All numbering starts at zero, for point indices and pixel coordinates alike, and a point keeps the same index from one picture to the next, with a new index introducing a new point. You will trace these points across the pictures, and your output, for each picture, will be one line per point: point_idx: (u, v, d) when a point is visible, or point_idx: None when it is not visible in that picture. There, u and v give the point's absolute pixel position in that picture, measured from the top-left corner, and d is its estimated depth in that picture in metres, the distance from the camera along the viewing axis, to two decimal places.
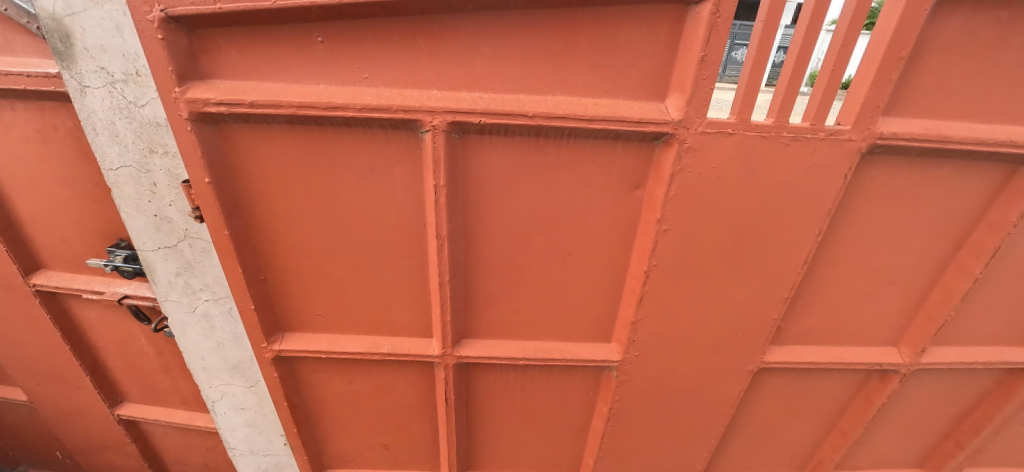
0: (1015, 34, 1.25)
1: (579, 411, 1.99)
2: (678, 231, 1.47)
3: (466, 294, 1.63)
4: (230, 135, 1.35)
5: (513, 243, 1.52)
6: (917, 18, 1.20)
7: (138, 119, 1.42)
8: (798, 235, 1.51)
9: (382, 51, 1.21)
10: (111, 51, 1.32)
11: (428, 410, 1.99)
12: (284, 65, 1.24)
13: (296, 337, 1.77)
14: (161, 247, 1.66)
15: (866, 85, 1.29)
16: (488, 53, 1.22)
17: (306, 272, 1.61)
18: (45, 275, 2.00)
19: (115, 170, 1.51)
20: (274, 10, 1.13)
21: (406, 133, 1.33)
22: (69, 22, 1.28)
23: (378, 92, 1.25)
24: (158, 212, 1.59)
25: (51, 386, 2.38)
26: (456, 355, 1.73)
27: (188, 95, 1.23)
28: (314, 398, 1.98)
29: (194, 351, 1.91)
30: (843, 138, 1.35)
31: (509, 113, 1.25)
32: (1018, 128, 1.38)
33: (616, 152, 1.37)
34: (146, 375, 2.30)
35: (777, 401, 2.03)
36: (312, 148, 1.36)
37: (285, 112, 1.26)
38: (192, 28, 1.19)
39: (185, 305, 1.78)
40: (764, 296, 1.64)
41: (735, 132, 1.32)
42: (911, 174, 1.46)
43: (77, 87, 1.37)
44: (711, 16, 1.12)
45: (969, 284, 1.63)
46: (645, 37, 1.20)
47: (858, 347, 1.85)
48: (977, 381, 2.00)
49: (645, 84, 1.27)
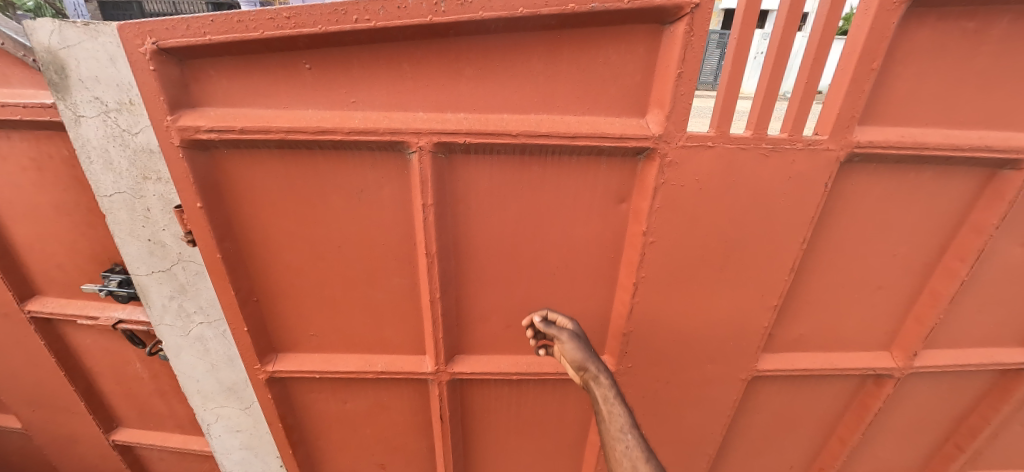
0: (982, 43, 1.30)
1: (576, 425, 1.99)
2: (663, 242, 1.50)
3: (458, 310, 1.65)
4: (222, 161, 1.38)
5: (503, 259, 1.54)
6: (886, 31, 1.24)
7: (131, 147, 1.44)
8: (782, 243, 1.53)
9: (369, 76, 1.25)
10: (105, 81, 1.35)
11: (424, 427, 1.99)
12: (273, 92, 1.27)
13: (289, 358, 1.78)
14: (155, 271, 1.68)
15: (841, 96, 1.33)
16: (471, 75, 1.26)
17: (299, 293, 1.63)
18: (40, 301, 2.01)
19: (110, 197, 1.53)
20: (262, 40, 1.17)
21: (394, 155, 1.36)
22: (64, 54, 1.32)
23: (365, 116, 1.29)
24: (152, 236, 1.61)
25: (46, 412, 2.37)
26: (449, 371, 1.74)
27: (180, 122, 1.27)
28: (309, 418, 1.98)
29: (189, 374, 1.91)
30: (821, 148, 1.38)
31: (493, 132, 1.28)
32: (993, 133, 1.41)
33: (601, 167, 1.41)
34: (141, 399, 2.30)
35: (773, 408, 2.03)
36: (302, 171, 1.39)
37: (274, 137, 1.29)
38: (183, 59, 1.23)
39: (179, 328, 1.79)
40: (753, 304, 1.66)
41: (716, 145, 1.35)
42: (891, 180, 1.49)
43: (73, 117, 1.41)
44: (686, 35, 1.16)
45: (955, 287, 1.64)
46: (624, 56, 1.24)
47: (850, 353, 1.87)
48: (973, 383, 2.00)
49: (625, 101, 1.31)
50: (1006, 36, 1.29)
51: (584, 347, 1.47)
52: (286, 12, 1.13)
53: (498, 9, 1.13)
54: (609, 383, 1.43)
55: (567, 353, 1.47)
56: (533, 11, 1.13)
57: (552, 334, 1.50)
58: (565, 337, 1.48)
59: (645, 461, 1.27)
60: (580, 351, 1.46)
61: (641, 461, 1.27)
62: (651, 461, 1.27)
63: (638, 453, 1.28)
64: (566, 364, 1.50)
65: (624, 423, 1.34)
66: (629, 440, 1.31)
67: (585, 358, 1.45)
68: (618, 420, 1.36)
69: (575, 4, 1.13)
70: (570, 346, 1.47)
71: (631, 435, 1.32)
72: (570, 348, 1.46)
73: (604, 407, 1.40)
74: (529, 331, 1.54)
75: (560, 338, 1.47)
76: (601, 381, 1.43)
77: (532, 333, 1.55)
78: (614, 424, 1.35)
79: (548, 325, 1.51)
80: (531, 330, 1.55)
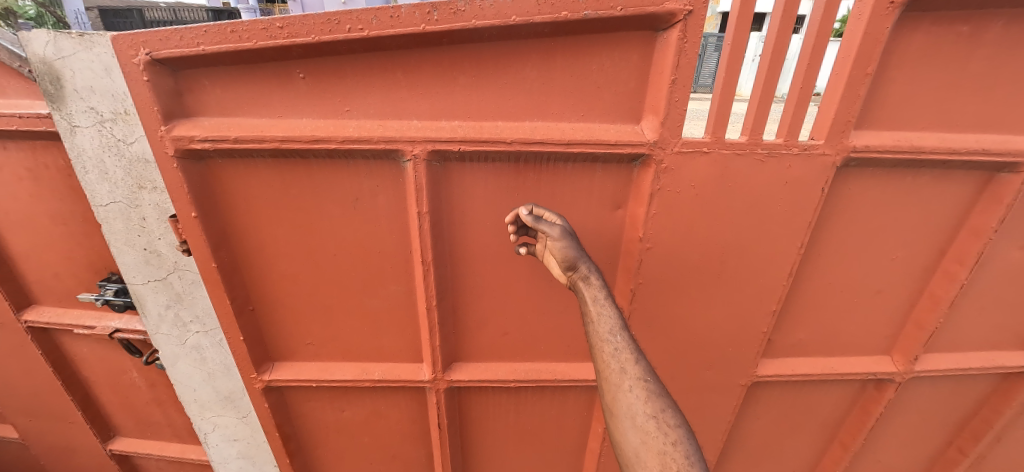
0: (976, 47, 1.29)
1: (575, 432, 1.97)
2: (660, 248, 1.49)
3: (454, 317, 1.64)
4: (216, 170, 1.38)
5: (499, 266, 1.54)
6: (880, 35, 1.24)
7: (127, 156, 1.44)
8: (780, 248, 1.53)
9: (363, 84, 1.25)
10: (100, 92, 1.35)
11: (422, 435, 1.97)
12: (268, 102, 1.27)
13: (286, 366, 1.77)
14: (151, 281, 1.67)
15: (836, 101, 1.32)
16: (465, 83, 1.26)
17: (295, 301, 1.63)
18: (37, 311, 2.00)
19: (105, 206, 1.53)
20: (255, 50, 1.17)
21: (388, 163, 1.36)
22: (59, 65, 1.32)
23: (360, 124, 1.29)
24: (147, 246, 1.60)
25: (43, 422, 2.35)
26: (446, 379, 1.73)
27: (174, 132, 1.26)
28: (306, 427, 1.96)
29: (185, 383, 1.90)
30: (817, 152, 1.37)
31: (488, 140, 1.28)
32: (989, 136, 1.41)
33: (596, 174, 1.40)
34: (138, 408, 2.29)
35: (774, 414, 2.02)
36: (297, 180, 1.39)
37: (268, 147, 1.29)
38: (177, 69, 1.23)
39: (175, 337, 1.79)
40: (751, 309, 1.65)
41: (711, 151, 1.35)
42: (888, 184, 1.48)
43: (68, 127, 1.41)
44: (679, 41, 1.16)
45: (955, 290, 1.63)
46: (617, 62, 1.24)
47: (850, 357, 1.86)
48: (975, 386, 1.99)
49: (620, 108, 1.31)
50: (1000, 40, 1.29)
51: (575, 244, 1.31)
52: (279, 22, 1.13)
53: (491, 18, 1.13)
54: (599, 284, 1.30)
55: (556, 252, 1.30)
56: (526, 18, 1.13)
57: (541, 230, 1.29)
58: (556, 234, 1.28)
59: (634, 364, 1.22)
60: (570, 248, 1.30)
61: (630, 363, 1.22)
62: (641, 364, 1.22)
63: (628, 355, 1.22)
64: (552, 262, 1.34)
65: (613, 326, 1.26)
66: (618, 343, 1.24)
67: (575, 256, 1.29)
68: (607, 322, 1.26)
69: (568, 11, 1.13)
70: (561, 245, 1.28)
71: (620, 338, 1.24)
72: (560, 246, 1.29)
73: (592, 307, 1.28)
74: (511, 227, 1.33)
75: (551, 235, 1.27)
76: (590, 280, 1.31)
77: (514, 230, 1.33)
78: (603, 324, 1.26)
79: (537, 218, 1.29)
80: (513, 225, 1.33)
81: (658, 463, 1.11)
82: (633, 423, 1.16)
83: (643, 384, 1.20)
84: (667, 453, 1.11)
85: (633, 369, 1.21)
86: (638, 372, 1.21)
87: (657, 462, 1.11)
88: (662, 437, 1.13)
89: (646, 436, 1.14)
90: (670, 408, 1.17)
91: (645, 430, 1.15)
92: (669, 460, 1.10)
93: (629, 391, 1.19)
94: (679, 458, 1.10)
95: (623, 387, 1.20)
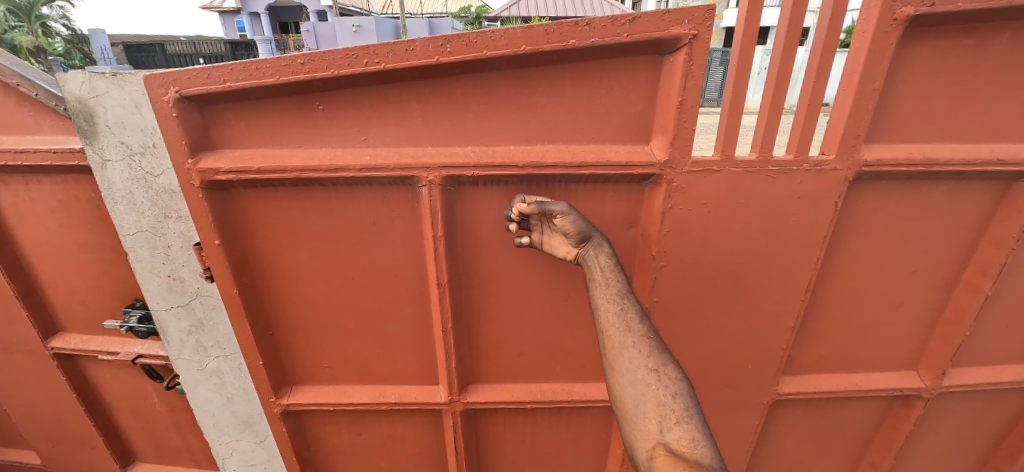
0: (984, 59, 1.30)
1: (593, 453, 1.93)
2: (673, 265, 1.51)
3: (470, 339, 1.65)
4: (239, 199, 1.43)
5: (513, 286, 1.55)
6: (884, 51, 1.25)
7: (154, 187, 1.50)
8: (795, 263, 1.52)
9: (379, 115, 1.30)
10: (130, 127, 1.42)
11: (438, 458, 1.96)
12: (288, 133, 1.33)
13: (305, 390, 1.79)
14: (174, 306, 1.71)
15: (845, 116, 1.33)
16: (478, 110, 1.30)
17: (313, 325, 1.66)
18: (63, 338, 2.05)
19: (132, 235, 1.58)
20: (278, 85, 1.23)
21: (404, 189, 1.40)
22: (93, 103, 1.39)
23: (377, 152, 1.33)
24: (171, 273, 1.65)
25: (66, 447, 2.38)
26: (462, 401, 1.72)
27: (200, 165, 1.32)
28: (324, 451, 1.97)
29: (205, 408, 1.91)
30: (828, 168, 1.37)
31: (500, 164, 1.31)
32: (1006, 145, 1.39)
33: (607, 193, 1.42)
34: (159, 433, 2.31)
35: (799, 432, 1.96)
36: (316, 205, 1.44)
37: (289, 176, 1.34)
38: (204, 105, 1.30)
39: (196, 362, 1.82)
40: (769, 325, 1.63)
41: (721, 169, 1.36)
42: (903, 196, 1.47)
43: (99, 161, 1.47)
44: (685, 63, 1.18)
45: (980, 302, 1.59)
46: (625, 86, 1.28)
47: (875, 373, 1.81)
48: (1009, 401, 1.91)
49: (629, 129, 1.33)
50: (1008, 51, 1.29)
51: (583, 217, 1.32)
52: (301, 58, 1.19)
53: (501, 48, 1.18)
54: (610, 254, 1.33)
55: (566, 228, 1.31)
56: (534, 47, 1.17)
57: (549, 212, 1.29)
58: (564, 210, 1.28)
59: (638, 323, 1.23)
60: (581, 222, 1.31)
61: (635, 322, 1.23)
62: (645, 322, 1.23)
63: (632, 314, 1.24)
64: (560, 240, 1.37)
65: (621, 289, 1.27)
66: (624, 304, 1.25)
67: (587, 228, 1.31)
68: (614, 285, 1.28)
69: (575, 39, 1.16)
70: (571, 219, 1.29)
71: (627, 299, 1.26)
72: (571, 221, 1.29)
73: (600, 273, 1.30)
74: (515, 216, 1.34)
75: (560, 213, 1.28)
76: (602, 249, 1.34)
77: (516, 219, 1.34)
78: (609, 288, 1.27)
79: (540, 204, 1.29)
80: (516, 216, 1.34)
81: (657, 414, 1.10)
82: (633, 376, 1.16)
83: (646, 341, 1.20)
84: (667, 405, 1.10)
85: (636, 328, 1.22)
86: (642, 331, 1.22)
87: (656, 413, 1.10)
88: (663, 389, 1.13)
89: (646, 388, 1.14)
90: (672, 363, 1.17)
91: (645, 382, 1.14)
92: (670, 412, 1.10)
93: (631, 347, 1.19)
94: (678, 409, 1.10)
95: (626, 344, 1.20)
